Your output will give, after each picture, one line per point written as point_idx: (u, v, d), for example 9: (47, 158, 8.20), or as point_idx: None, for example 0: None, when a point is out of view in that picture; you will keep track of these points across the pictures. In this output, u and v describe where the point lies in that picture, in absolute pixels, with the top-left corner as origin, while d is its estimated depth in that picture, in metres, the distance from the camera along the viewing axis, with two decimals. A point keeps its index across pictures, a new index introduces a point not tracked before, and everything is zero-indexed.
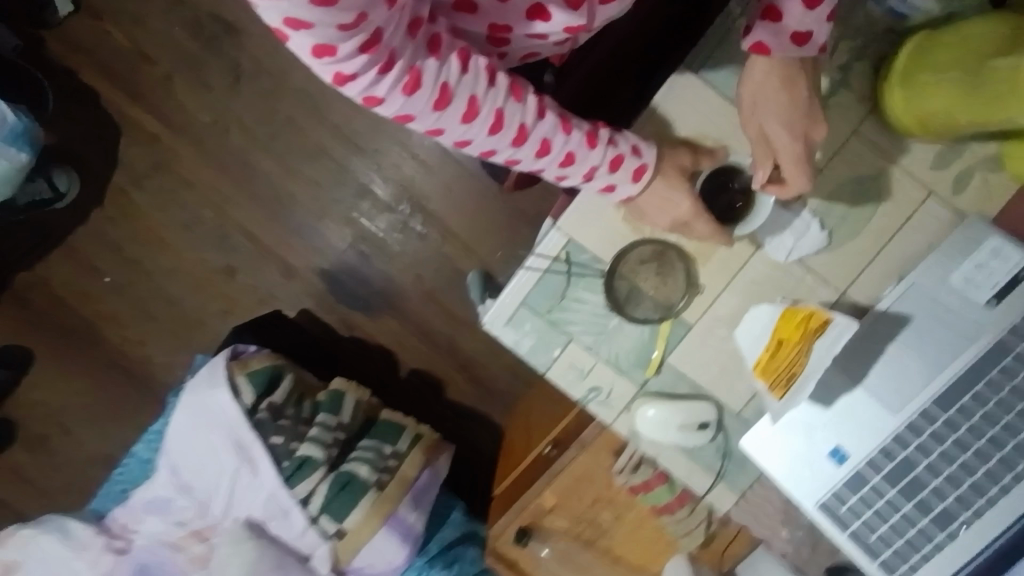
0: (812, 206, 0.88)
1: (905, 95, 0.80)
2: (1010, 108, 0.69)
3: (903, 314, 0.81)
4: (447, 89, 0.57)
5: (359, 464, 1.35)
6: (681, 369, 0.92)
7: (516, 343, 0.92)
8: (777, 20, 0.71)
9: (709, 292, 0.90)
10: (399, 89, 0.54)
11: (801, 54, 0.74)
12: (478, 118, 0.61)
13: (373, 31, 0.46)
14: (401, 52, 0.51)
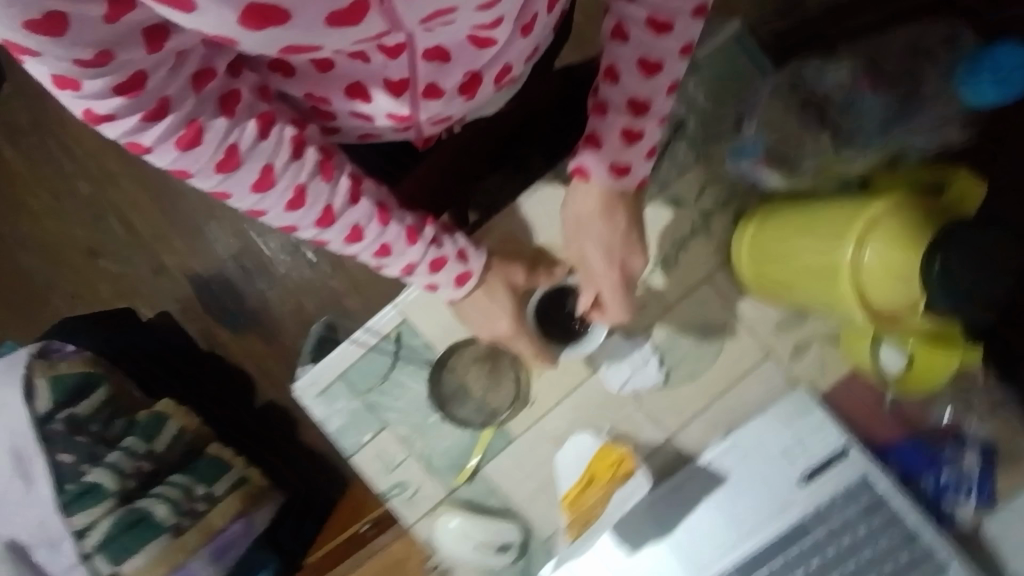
0: (655, 339, 0.85)
1: (749, 248, 0.81)
2: (870, 282, 0.66)
3: (721, 472, 0.80)
4: (270, 170, 0.56)
5: (158, 506, 1.20)
6: (493, 482, 0.86)
7: (328, 419, 0.86)
8: (597, 148, 0.66)
9: (538, 405, 0.86)
10: (211, 164, 0.53)
11: (619, 185, 0.68)
12: (302, 208, 0.59)
13: (164, 98, 0.48)
14: (209, 117, 0.51)
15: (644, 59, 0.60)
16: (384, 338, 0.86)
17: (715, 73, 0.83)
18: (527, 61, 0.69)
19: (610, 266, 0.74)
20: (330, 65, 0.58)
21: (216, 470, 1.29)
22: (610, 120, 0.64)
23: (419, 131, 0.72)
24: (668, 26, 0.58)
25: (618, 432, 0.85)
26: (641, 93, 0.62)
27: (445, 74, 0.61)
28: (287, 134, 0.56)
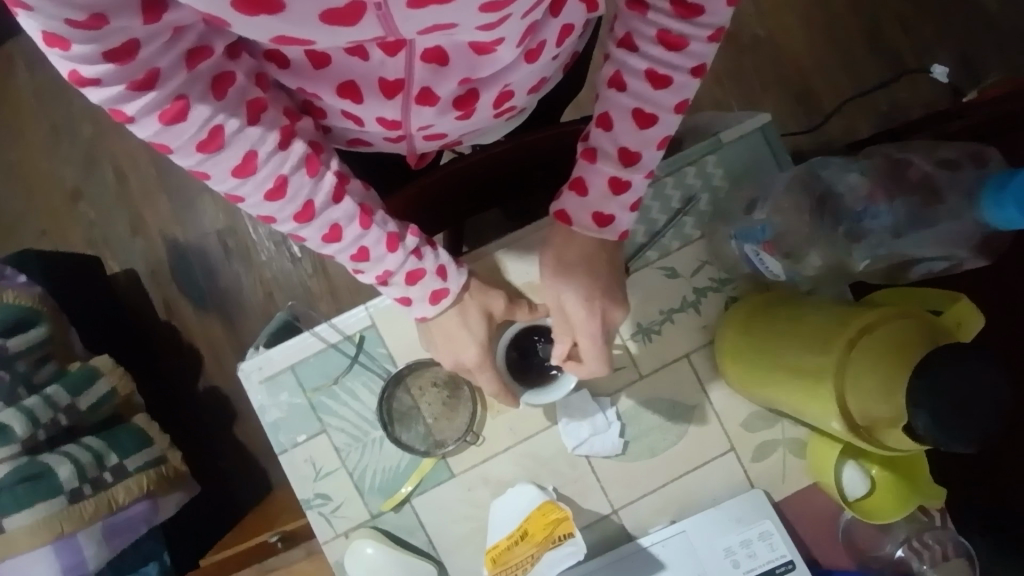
0: (620, 405, 0.82)
1: (736, 341, 0.77)
2: (854, 398, 0.57)
3: (657, 560, 0.79)
4: (253, 156, 0.54)
5: (63, 467, 1.07)
6: (424, 515, 0.81)
7: (267, 410, 0.81)
8: (581, 194, 0.64)
9: (487, 447, 0.82)
10: (192, 143, 0.51)
11: (600, 236, 0.66)
12: (282, 200, 0.56)
13: (154, 70, 0.46)
14: (196, 96, 0.49)
15: (640, 109, 0.59)
16: (344, 339, 0.81)
17: (733, 156, 0.83)
18: (530, 93, 0.69)
19: (591, 318, 0.69)
20: (326, 61, 0.56)
21: (137, 444, 1.21)
22: (598, 167, 0.62)
23: (409, 142, 0.70)
24: (667, 80, 0.57)
25: (561, 494, 0.81)
26: (632, 143, 0.61)
27: (440, 81, 0.60)
28: (274, 122, 0.55)
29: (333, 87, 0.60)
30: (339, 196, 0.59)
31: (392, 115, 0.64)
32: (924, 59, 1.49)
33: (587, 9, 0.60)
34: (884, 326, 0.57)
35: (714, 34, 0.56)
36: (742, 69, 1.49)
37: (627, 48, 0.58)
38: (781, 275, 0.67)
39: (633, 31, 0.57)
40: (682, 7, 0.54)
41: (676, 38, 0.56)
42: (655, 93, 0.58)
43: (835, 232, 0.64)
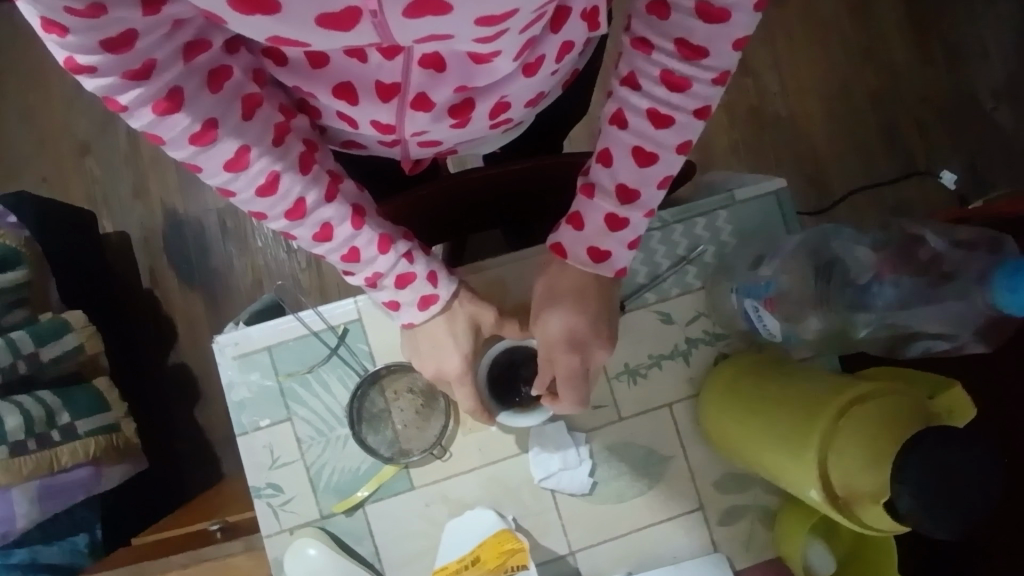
0: (595, 443, 0.80)
1: (717, 399, 0.76)
2: (843, 470, 0.56)
3: None
4: (246, 150, 0.53)
5: (9, 419, 1.01)
6: (376, 526, 0.78)
7: (236, 389, 0.79)
8: (578, 228, 0.62)
9: (452, 466, 0.79)
10: (185, 136, 0.50)
11: (595, 271, 0.64)
12: (276, 197, 0.55)
13: (150, 61, 0.45)
14: (192, 89, 0.49)
15: (640, 146, 0.57)
16: (328, 329, 0.80)
17: (747, 215, 0.83)
18: (527, 107, 0.67)
19: (574, 355, 0.67)
20: (323, 61, 0.55)
21: (91, 407, 1.16)
22: (596, 203, 0.60)
23: (404, 148, 0.69)
24: (668, 121, 0.56)
25: (521, 525, 0.79)
26: (631, 180, 0.59)
27: (436, 86, 0.58)
28: (271, 117, 0.54)
29: (328, 87, 0.58)
30: (331, 194, 0.58)
31: (386, 118, 0.62)
32: (936, 163, 1.52)
33: (589, 27, 0.59)
34: (879, 397, 0.57)
35: (720, 77, 0.54)
36: (761, 140, 1.51)
37: (629, 86, 0.56)
38: (779, 335, 0.67)
39: (636, 70, 0.55)
40: (688, 48, 0.52)
41: (680, 79, 0.54)
42: (654, 131, 0.56)
43: (848, 296, 0.62)
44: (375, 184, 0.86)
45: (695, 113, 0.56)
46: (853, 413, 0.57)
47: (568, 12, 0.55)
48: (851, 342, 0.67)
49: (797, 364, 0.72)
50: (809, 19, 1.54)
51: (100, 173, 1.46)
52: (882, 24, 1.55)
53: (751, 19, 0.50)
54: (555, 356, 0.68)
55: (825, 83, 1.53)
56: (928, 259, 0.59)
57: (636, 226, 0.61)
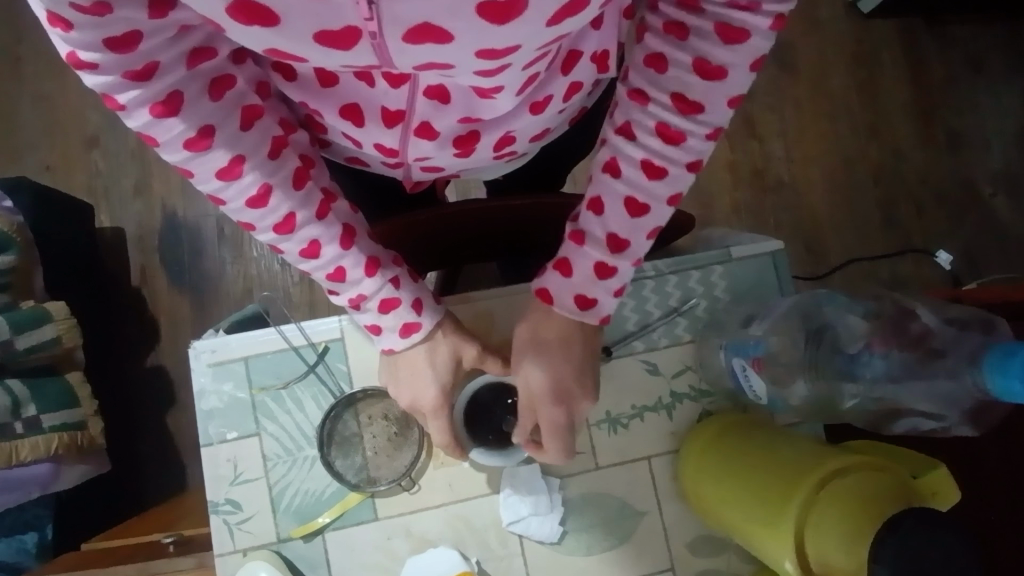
0: (569, 490, 0.78)
1: (697, 461, 0.74)
2: (821, 545, 0.54)
3: None
4: (239, 160, 0.52)
5: None
6: (332, 556, 0.75)
7: (209, 396, 0.76)
8: (566, 274, 0.59)
9: (418, 500, 0.76)
10: (180, 141, 0.49)
11: (581, 319, 0.61)
12: (265, 210, 0.55)
13: (153, 63, 0.45)
14: (193, 94, 0.48)
15: (632, 197, 0.56)
16: (309, 346, 0.78)
17: (742, 273, 0.83)
18: (533, 141, 0.67)
19: (559, 408, 0.64)
20: (333, 81, 0.55)
21: (60, 401, 1.14)
22: (585, 252, 0.58)
23: (407, 170, 0.68)
24: (661, 172, 0.54)
25: (483, 569, 0.76)
26: (622, 230, 0.57)
27: (440, 116, 0.57)
28: (269, 130, 0.54)
29: (336, 106, 0.58)
30: (324, 211, 0.57)
31: (390, 142, 0.62)
32: (932, 243, 1.54)
33: (598, 69, 0.59)
34: (860, 470, 0.55)
35: (713, 133, 0.53)
36: (762, 201, 1.52)
37: (624, 136, 0.55)
38: (765, 397, 0.67)
39: (631, 121, 0.54)
40: (683, 102, 0.52)
41: (675, 133, 0.53)
42: (648, 180, 0.55)
43: (834, 368, 0.61)
44: (373, 199, 0.85)
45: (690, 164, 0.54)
46: (833, 484, 0.55)
47: (579, 54, 0.55)
48: (837, 413, 0.65)
49: (781, 432, 0.70)
50: (818, 91, 1.57)
51: (105, 168, 1.46)
52: (890, 104, 1.58)
53: (747, 78, 0.51)
54: (539, 406, 0.65)
55: (830, 155, 1.55)
56: (919, 333, 0.58)
57: (623, 274, 0.59)
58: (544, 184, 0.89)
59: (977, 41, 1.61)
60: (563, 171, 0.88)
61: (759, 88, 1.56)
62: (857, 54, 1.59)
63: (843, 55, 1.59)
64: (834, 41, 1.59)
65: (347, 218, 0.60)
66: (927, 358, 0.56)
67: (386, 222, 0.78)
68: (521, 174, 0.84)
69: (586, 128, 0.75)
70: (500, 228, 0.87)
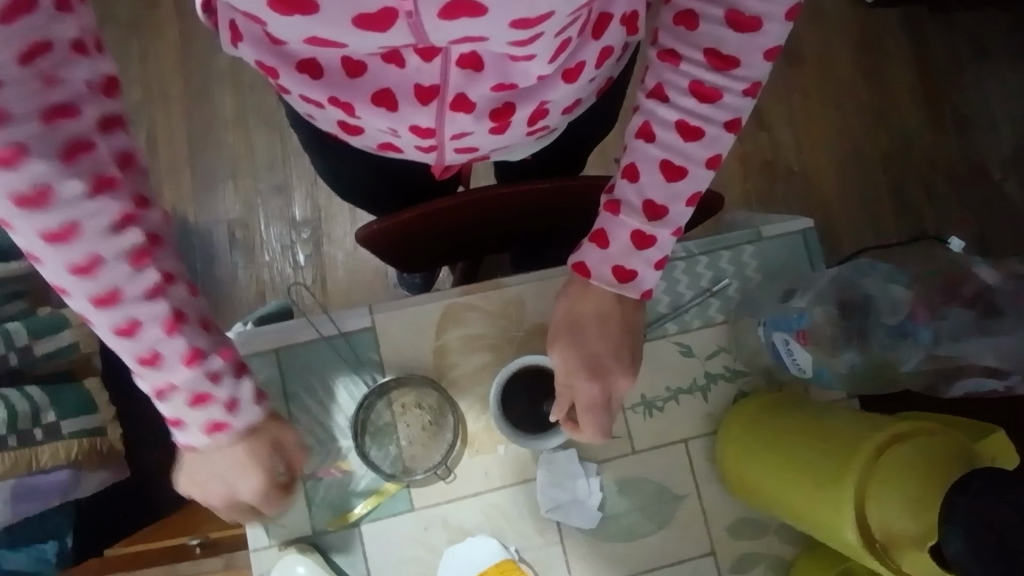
0: (606, 476, 0.77)
1: (737, 439, 0.73)
2: (883, 512, 0.53)
3: None
4: (138, 311, 0.45)
5: None
6: (369, 548, 0.74)
7: None
8: (603, 246, 0.58)
9: (455, 489, 0.75)
10: (35, 232, 0.42)
11: (619, 292, 0.59)
12: (130, 349, 0.46)
13: (16, 144, 0.39)
14: (67, 184, 0.41)
15: (669, 160, 0.55)
16: (339, 335, 0.77)
17: (773, 252, 0.82)
18: (564, 114, 0.66)
19: (594, 382, 0.61)
20: (361, 69, 0.55)
21: (79, 407, 1.12)
22: (622, 221, 0.57)
23: (440, 154, 0.66)
24: (698, 133, 0.54)
25: (523, 557, 0.74)
26: (658, 196, 0.56)
27: (473, 85, 0.57)
28: (135, 241, 0.44)
29: (367, 96, 0.58)
30: (173, 330, 0.46)
31: (425, 122, 0.60)
32: (946, 227, 1.53)
33: (628, 32, 0.59)
34: (916, 437, 0.54)
35: (751, 89, 0.53)
36: (774, 191, 1.52)
37: (657, 99, 0.55)
38: (810, 370, 0.65)
39: (664, 82, 0.54)
40: (717, 58, 0.52)
41: (710, 90, 0.53)
42: (684, 142, 0.54)
43: (882, 338, 0.60)
44: (395, 185, 0.85)
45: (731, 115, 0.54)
46: (892, 450, 0.54)
47: (609, 17, 0.55)
48: (885, 381, 0.64)
49: (824, 408, 0.69)
50: (826, 80, 1.57)
51: None
52: (899, 89, 1.58)
53: (784, 29, 0.50)
54: (575, 382, 0.61)
55: (839, 143, 1.55)
56: (972, 294, 0.57)
57: (662, 245, 0.57)
58: (566, 169, 0.88)
59: (980, 25, 1.62)
60: (583, 155, 0.88)
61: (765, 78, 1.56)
62: (861, 42, 1.59)
63: (846, 43, 1.59)
64: (837, 31, 1.59)
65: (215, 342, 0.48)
66: (985, 318, 0.56)
67: (411, 210, 0.76)
68: (547, 158, 0.84)
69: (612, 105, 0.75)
70: (522, 213, 0.85)
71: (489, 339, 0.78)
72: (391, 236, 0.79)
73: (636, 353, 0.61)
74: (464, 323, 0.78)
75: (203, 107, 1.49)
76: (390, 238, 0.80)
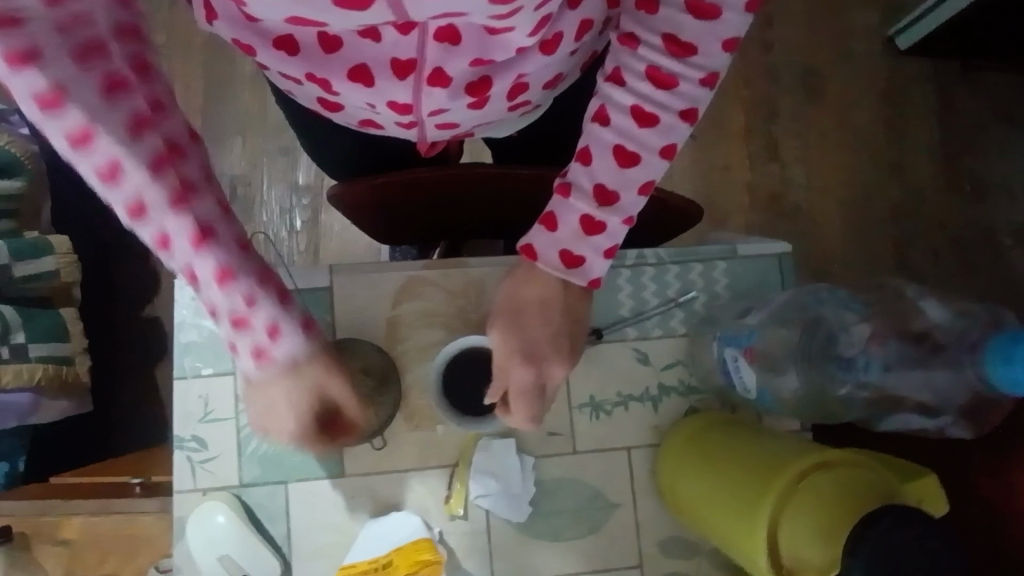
0: (542, 472, 0.75)
1: (674, 451, 0.73)
2: (792, 535, 0.52)
3: None
4: (142, 205, 0.45)
5: None
6: (290, 507, 0.73)
7: (186, 328, 0.74)
8: (551, 230, 0.57)
9: (385, 461, 0.74)
10: (62, 134, 0.43)
11: (565, 278, 0.58)
12: (166, 256, 0.48)
13: (39, 50, 0.40)
14: (82, 88, 0.42)
15: (622, 146, 0.54)
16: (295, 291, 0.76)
17: (745, 272, 0.80)
18: (546, 90, 0.65)
19: (529, 368, 0.60)
20: (337, 45, 0.54)
21: (49, 333, 1.12)
22: (571, 204, 0.56)
23: (421, 130, 0.66)
24: (653, 119, 0.53)
25: (445, 540, 0.73)
26: (610, 181, 0.55)
27: (451, 60, 0.55)
28: (156, 145, 0.45)
29: (343, 71, 0.57)
30: (225, 282, 0.48)
31: (403, 98, 0.60)
32: (947, 285, 1.50)
33: (607, 4, 0.58)
34: (841, 467, 0.53)
35: (708, 78, 0.52)
36: (776, 224, 1.50)
37: (614, 83, 0.53)
38: (754, 391, 0.65)
39: (621, 66, 0.53)
40: (675, 44, 0.51)
41: (666, 77, 0.52)
42: (638, 128, 0.53)
43: (832, 369, 0.58)
44: (384, 163, 0.84)
45: (700, 83, 0.52)
46: (812, 475, 0.54)
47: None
48: (831, 413, 0.63)
49: (764, 433, 0.68)
50: (845, 120, 1.55)
51: None
52: (919, 140, 1.56)
53: (743, 19, 0.50)
54: (509, 365, 0.61)
55: (849, 186, 1.53)
56: (920, 330, 0.56)
57: (611, 234, 0.56)
58: (552, 159, 0.87)
59: (1013, 88, 1.58)
60: None
61: (785, 110, 1.54)
62: (887, 88, 1.56)
63: (870, 89, 1.56)
64: (864, 75, 1.56)
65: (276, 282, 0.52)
66: (931, 354, 0.54)
67: (386, 176, 0.75)
68: (530, 138, 0.81)
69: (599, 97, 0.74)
70: (498, 197, 0.84)
71: (445, 317, 0.77)
72: (366, 200, 0.79)
73: (575, 340, 0.62)
74: (422, 298, 0.77)
75: (223, 62, 1.49)
76: (365, 205, 0.80)
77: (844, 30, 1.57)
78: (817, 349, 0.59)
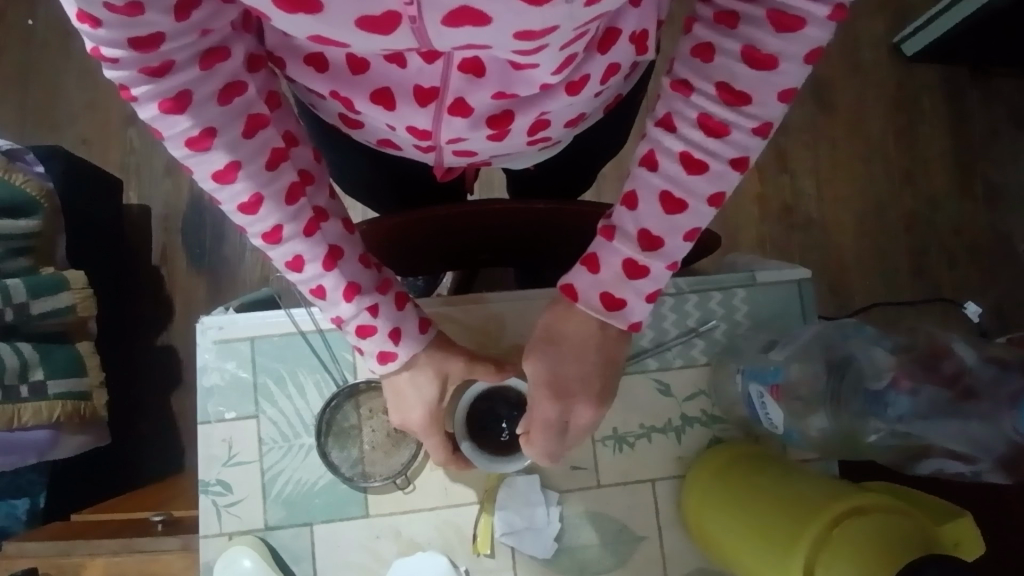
0: (567, 507, 0.75)
1: (698, 486, 0.72)
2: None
3: None
4: (258, 199, 0.49)
5: None
6: (314, 550, 0.73)
7: (210, 369, 0.75)
8: (594, 271, 0.53)
9: (409, 500, 0.74)
10: (181, 138, 0.45)
11: (605, 320, 0.55)
12: (277, 250, 0.51)
13: (170, 61, 0.42)
14: (203, 91, 0.44)
15: (669, 192, 0.50)
16: (315, 331, 0.76)
17: (765, 300, 0.80)
18: (568, 127, 0.63)
19: (556, 405, 0.59)
20: (364, 67, 0.52)
21: (67, 369, 1.10)
22: (615, 246, 0.52)
23: (439, 155, 0.64)
24: (702, 167, 0.49)
25: None
26: (656, 227, 0.51)
27: (474, 90, 0.53)
28: (271, 141, 0.49)
29: (367, 93, 0.54)
30: (331, 266, 0.53)
31: (423, 124, 0.57)
32: (962, 294, 1.49)
33: (637, 51, 0.55)
34: (878, 512, 0.53)
35: (761, 128, 0.47)
36: (789, 236, 1.49)
37: (664, 128, 0.49)
38: (780, 427, 0.66)
39: (673, 112, 0.49)
40: (729, 93, 0.46)
41: (719, 125, 0.48)
42: (688, 175, 0.49)
43: (861, 401, 0.60)
44: (400, 194, 0.84)
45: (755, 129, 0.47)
46: (849, 521, 0.53)
47: (616, 32, 0.51)
48: (856, 444, 0.64)
49: (791, 467, 0.68)
50: (855, 131, 1.54)
51: (123, 139, 1.42)
52: (930, 149, 1.55)
53: (802, 71, 0.45)
54: (537, 399, 0.60)
55: (862, 196, 1.52)
56: (952, 372, 0.57)
57: (656, 277, 0.53)
58: (567, 189, 0.87)
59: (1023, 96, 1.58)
60: (589, 178, 0.87)
61: (795, 120, 1.53)
62: (896, 97, 1.56)
63: (881, 98, 1.56)
64: (875, 85, 1.56)
65: (355, 249, 0.55)
66: (960, 399, 0.55)
67: (405, 215, 0.75)
68: (553, 174, 0.82)
69: (617, 131, 0.74)
70: (514, 230, 0.84)
71: None
72: (378, 249, 0.79)
73: (596, 372, 0.59)
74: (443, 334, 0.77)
75: None
76: (386, 248, 0.80)
77: (852, 40, 1.56)
78: (850, 380, 0.61)
